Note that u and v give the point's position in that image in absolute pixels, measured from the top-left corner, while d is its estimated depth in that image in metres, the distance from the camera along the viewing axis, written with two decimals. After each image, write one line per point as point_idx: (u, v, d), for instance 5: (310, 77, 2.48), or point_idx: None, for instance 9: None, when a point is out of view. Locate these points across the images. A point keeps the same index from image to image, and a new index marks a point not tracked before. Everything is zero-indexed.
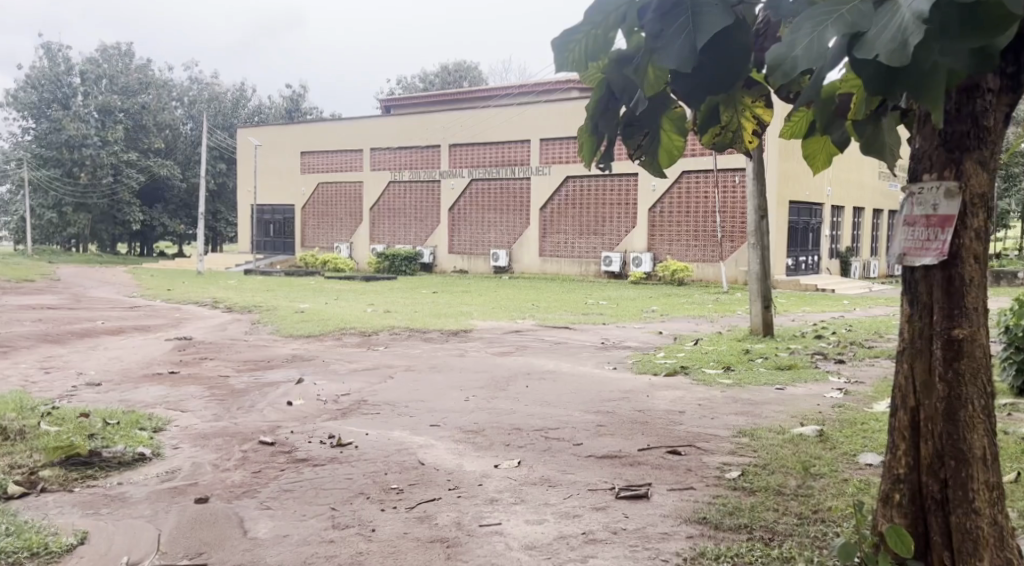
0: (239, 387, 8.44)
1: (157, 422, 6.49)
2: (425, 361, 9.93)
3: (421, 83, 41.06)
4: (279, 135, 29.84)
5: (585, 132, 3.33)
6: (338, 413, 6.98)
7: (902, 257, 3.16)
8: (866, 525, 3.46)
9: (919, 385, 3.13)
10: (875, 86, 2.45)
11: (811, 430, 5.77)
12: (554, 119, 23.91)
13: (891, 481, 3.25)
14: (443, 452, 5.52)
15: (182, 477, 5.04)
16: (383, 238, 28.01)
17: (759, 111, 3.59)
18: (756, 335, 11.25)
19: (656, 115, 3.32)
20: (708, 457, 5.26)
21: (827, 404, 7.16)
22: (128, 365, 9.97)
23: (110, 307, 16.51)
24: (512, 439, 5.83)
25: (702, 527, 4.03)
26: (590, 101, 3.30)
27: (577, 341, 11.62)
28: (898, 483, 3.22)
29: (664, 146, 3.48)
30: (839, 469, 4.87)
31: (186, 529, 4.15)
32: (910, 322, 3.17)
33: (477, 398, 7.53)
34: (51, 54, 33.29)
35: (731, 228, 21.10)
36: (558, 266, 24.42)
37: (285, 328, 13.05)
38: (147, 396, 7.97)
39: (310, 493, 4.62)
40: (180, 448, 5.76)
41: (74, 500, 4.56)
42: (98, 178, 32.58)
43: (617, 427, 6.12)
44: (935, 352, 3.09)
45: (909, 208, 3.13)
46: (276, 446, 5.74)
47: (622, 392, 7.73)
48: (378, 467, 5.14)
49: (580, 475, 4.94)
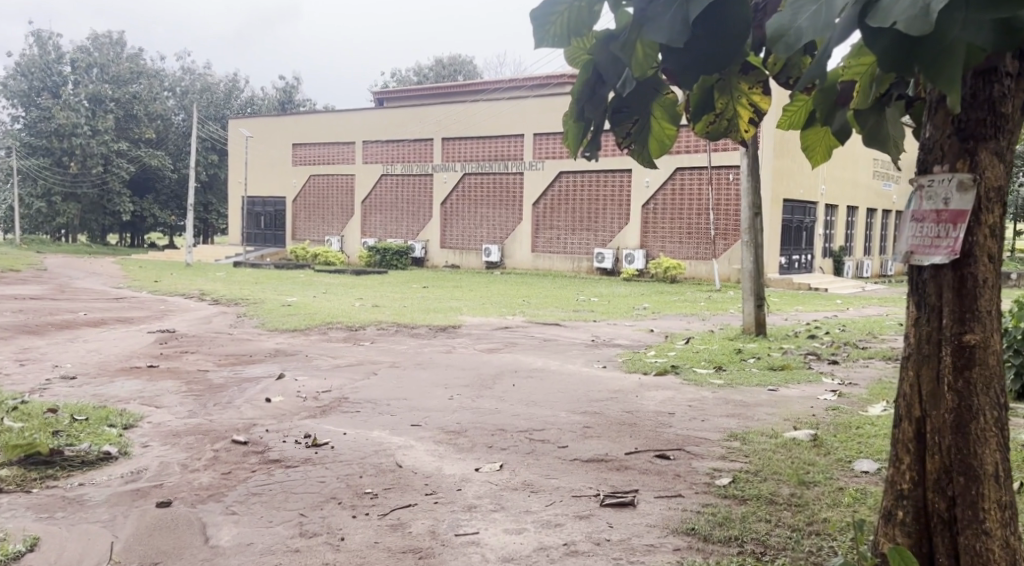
0: (217, 383, 8.19)
1: (128, 418, 6.25)
2: (411, 358, 9.70)
3: (413, 76, 40.73)
4: (270, 126, 29.59)
5: (571, 117, 3.11)
6: (317, 411, 6.75)
7: (910, 255, 2.93)
8: (866, 543, 3.25)
9: (926, 395, 2.92)
10: (887, 62, 2.23)
11: (804, 435, 5.57)
12: (547, 113, 23.72)
13: (895, 498, 3.04)
14: (422, 454, 5.29)
15: (147, 478, 4.81)
16: (375, 231, 27.74)
17: (756, 99, 3.31)
18: (750, 334, 10.99)
19: (647, 101, 3.13)
20: (697, 462, 5.05)
21: (820, 406, 6.98)
22: (106, 358, 9.72)
23: (94, 298, 16.22)
24: (495, 440, 5.62)
25: (690, 538, 3.82)
26: (575, 85, 3.08)
27: (566, 338, 11.41)
28: (901, 501, 3.02)
29: (654, 133, 3.30)
30: (835, 477, 4.65)
31: (143, 536, 3.93)
32: (918, 326, 2.95)
33: (461, 396, 7.30)
34: (41, 41, 33.22)
35: (725, 225, 20.89)
36: (551, 262, 24.19)
37: (271, 322, 12.79)
38: (121, 390, 7.73)
39: (279, 497, 4.39)
40: (149, 447, 5.52)
41: (28, 503, 4.33)
42: (88, 168, 32.13)
43: (604, 429, 5.91)
44: (945, 359, 2.87)
45: (917, 203, 2.91)
46: (249, 446, 5.51)
47: (610, 392, 7.51)
48: (352, 470, 4.90)
49: (564, 480, 4.72)
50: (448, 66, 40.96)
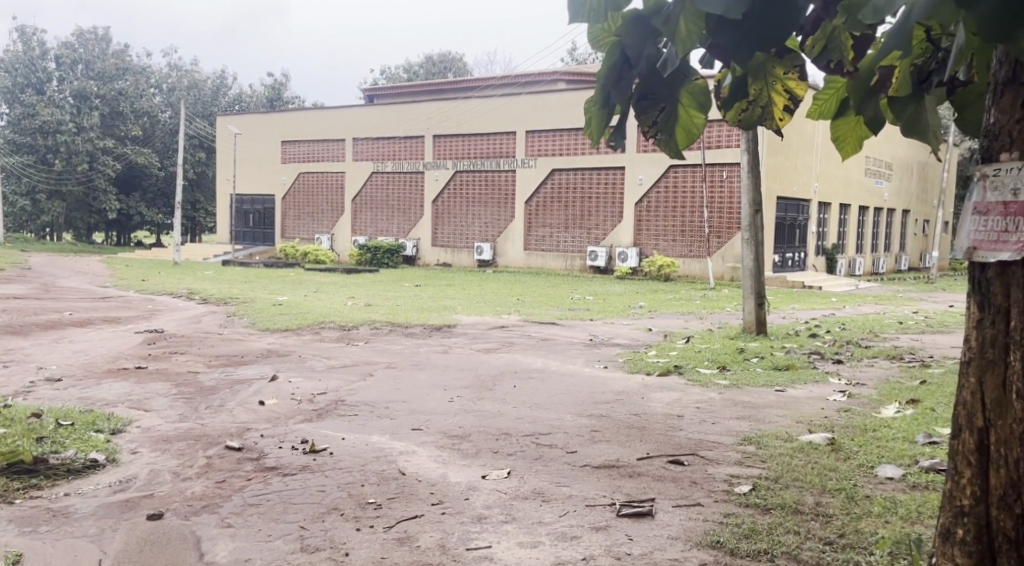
0: (209, 385, 7.93)
1: (116, 423, 6.00)
2: (407, 358, 9.45)
3: (403, 74, 40.44)
4: (259, 123, 29.29)
5: (595, 104, 2.89)
6: (313, 414, 6.52)
7: (971, 252, 2.84)
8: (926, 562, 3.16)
9: (991, 403, 2.84)
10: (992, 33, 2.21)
11: (821, 438, 5.36)
12: (540, 110, 23.46)
13: (954, 516, 2.95)
14: (425, 460, 5.06)
15: (137, 487, 4.57)
16: (365, 230, 27.42)
17: (792, 84, 3.11)
18: (749, 333, 10.75)
19: (676, 86, 2.90)
20: (713, 468, 4.84)
21: (832, 407, 6.77)
22: (93, 359, 9.45)
23: (82, 297, 15.90)
24: (501, 446, 5.39)
25: (715, 552, 3.62)
26: (599, 69, 2.86)
27: (564, 337, 11.17)
28: (962, 518, 2.93)
29: (683, 123, 3.07)
30: (860, 485, 4.44)
31: (133, 553, 3.68)
32: (981, 330, 2.86)
33: (461, 399, 7.06)
34: (25, 37, 32.90)
35: (719, 222, 20.72)
36: (543, 260, 23.94)
37: (262, 321, 12.52)
38: (108, 393, 7.46)
39: (277, 509, 4.15)
40: (138, 453, 5.28)
41: (11, 516, 4.07)
42: (73, 165, 31.60)
43: (613, 433, 5.69)
44: (1015, 365, 2.77)
45: (982, 194, 2.81)
46: (244, 452, 5.27)
47: (615, 393, 7.28)
48: (353, 478, 4.67)
49: (575, 487, 4.51)
50: (439, 63, 40.78)
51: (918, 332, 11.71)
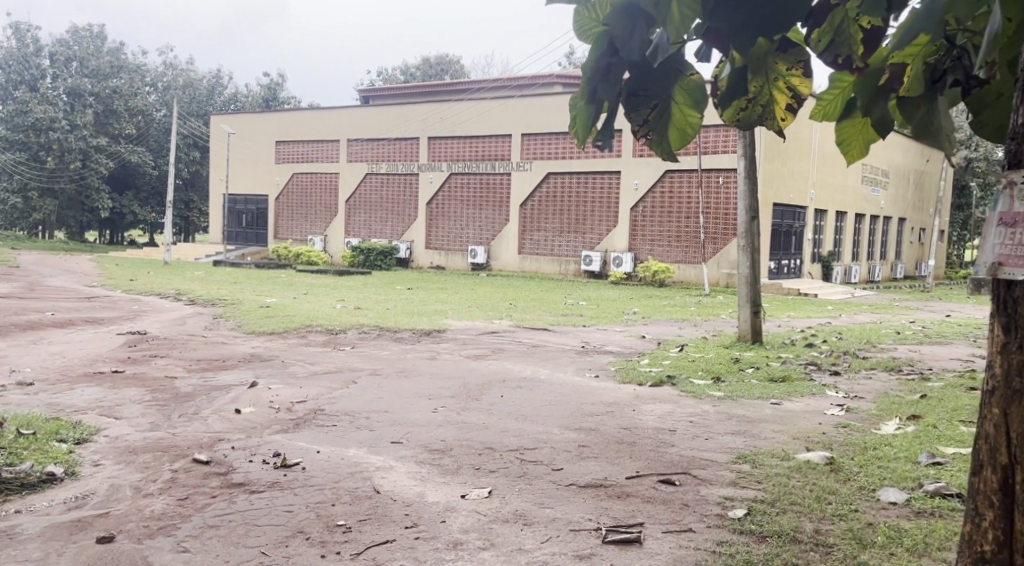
0: (185, 391, 7.65)
1: (81, 432, 5.73)
2: (393, 365, 9.16)
3: (400, 75, 40.13)
4: (253, 123, 29.01)
5: (581, 99, 2.63)
6: (290, 424, 6.24)
7: (996, 268, 2.63)
8: None
9: (1017, 440, 2.69)
10: None
11: (820, 457, 5.09)
12: (537, 112, 23.20)
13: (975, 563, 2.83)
14: (402, 476, 4.80)
15: (93, 504, 4.31)
16: (358, 231, 27.16)
17: (796, 81, 2.85)
18: (745, 342, 10.43)
19: (669, 80, 2.66)
20: (706, 489, 4.58)
21: (829, 423, 6.50)
22: (69, 363, 9.16)
23: (66, 296, 15.58)
24: (483, 462, 5.12)
25: None
26: (583, 62, 2.59)
27: (555, 344, 10.88)
28: None
29: (677, 122, 2.80)
30: (861, 511, 4.18)
31: None
32: (1007, 357, 2.69)
33: (445, 409, 6.79)
34: (19, 33, 32.74)
35: (714, 228, 20.46)
36: (538, 264, 23.66)
37: (248, 324, 12.25)
38: (79, 399, 7.18)
39: (238, 531, 3.90)
40: (100, 466, 5.01)
41: None
42: (66, 163, 31.22)
43: (601, 450, 5.42)
44: None
45: (1009, 203, 2.60)
46: (212, 466, 5.00)
47: (606, 405, 7.01)
48: (325, 496, 4.40)
49: (560, 509, 4.24)
50: (436, 65, 40.61)
51: (916, 342, 11.47)
